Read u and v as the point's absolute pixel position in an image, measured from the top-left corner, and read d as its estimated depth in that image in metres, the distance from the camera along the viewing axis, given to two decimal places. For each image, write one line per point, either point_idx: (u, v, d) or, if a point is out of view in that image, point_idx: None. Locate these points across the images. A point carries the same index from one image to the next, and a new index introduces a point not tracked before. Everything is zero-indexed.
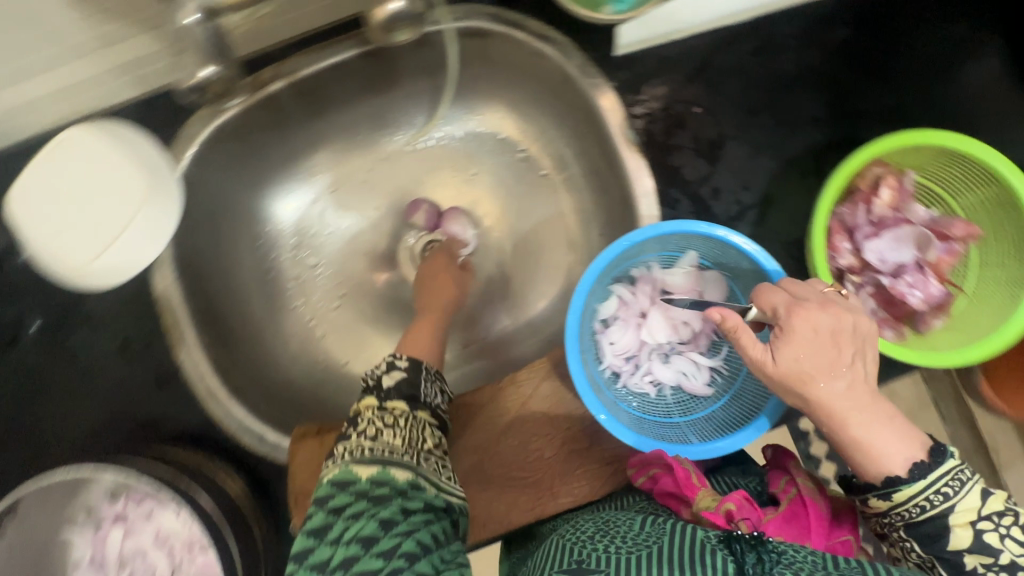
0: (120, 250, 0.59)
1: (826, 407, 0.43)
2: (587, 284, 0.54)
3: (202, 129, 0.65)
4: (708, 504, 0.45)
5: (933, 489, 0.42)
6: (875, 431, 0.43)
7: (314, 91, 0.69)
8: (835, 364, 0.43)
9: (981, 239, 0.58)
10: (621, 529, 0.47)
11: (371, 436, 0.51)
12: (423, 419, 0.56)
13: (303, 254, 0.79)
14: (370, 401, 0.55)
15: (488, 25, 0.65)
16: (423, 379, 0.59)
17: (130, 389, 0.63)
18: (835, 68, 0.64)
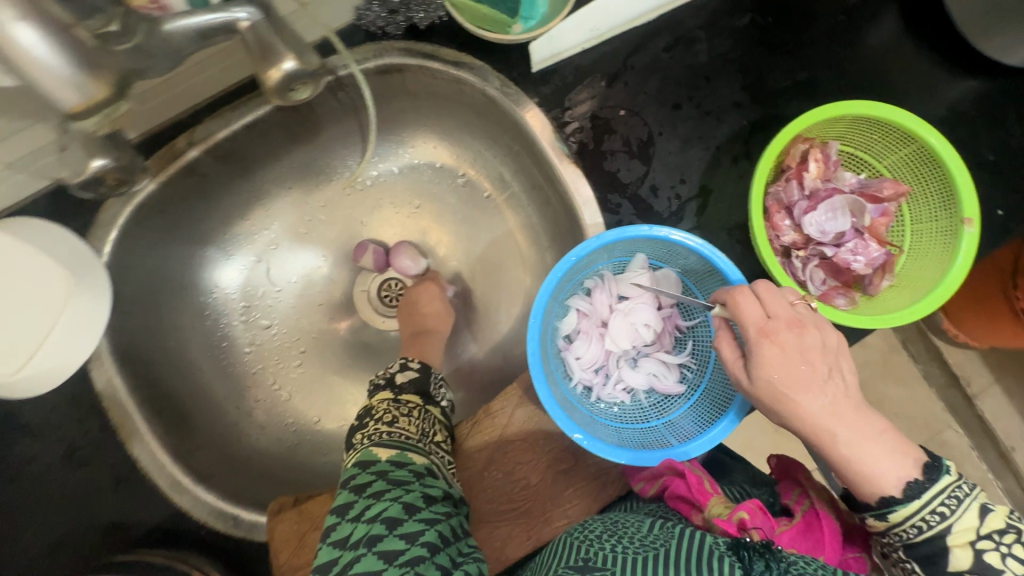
0: (53, 351, 0.56)
1: (804, 422, 0.42)
2: (541, 306, 0.54)
3: (121, 210, 0.62)
4: (720, 513, 0.47)
5: (927, 508, 0.39)
6: (865, 448, 0.40)
7: (235, 151, 0.67)
8: (811, 381, 0.41)
9: (911, 195, 0.59)
10: (630, 531, 0.48)
11: (389, 423, 0.56)
12: (433, 414, 0.61)
13: (253, 318, 0.76)
14: (384, 394, 0.60)
15: (402, 59, 0.63)
16: (432, 381, 0.64)
17: (85, 497, 0.59)
18: (747, 52, 0.66)
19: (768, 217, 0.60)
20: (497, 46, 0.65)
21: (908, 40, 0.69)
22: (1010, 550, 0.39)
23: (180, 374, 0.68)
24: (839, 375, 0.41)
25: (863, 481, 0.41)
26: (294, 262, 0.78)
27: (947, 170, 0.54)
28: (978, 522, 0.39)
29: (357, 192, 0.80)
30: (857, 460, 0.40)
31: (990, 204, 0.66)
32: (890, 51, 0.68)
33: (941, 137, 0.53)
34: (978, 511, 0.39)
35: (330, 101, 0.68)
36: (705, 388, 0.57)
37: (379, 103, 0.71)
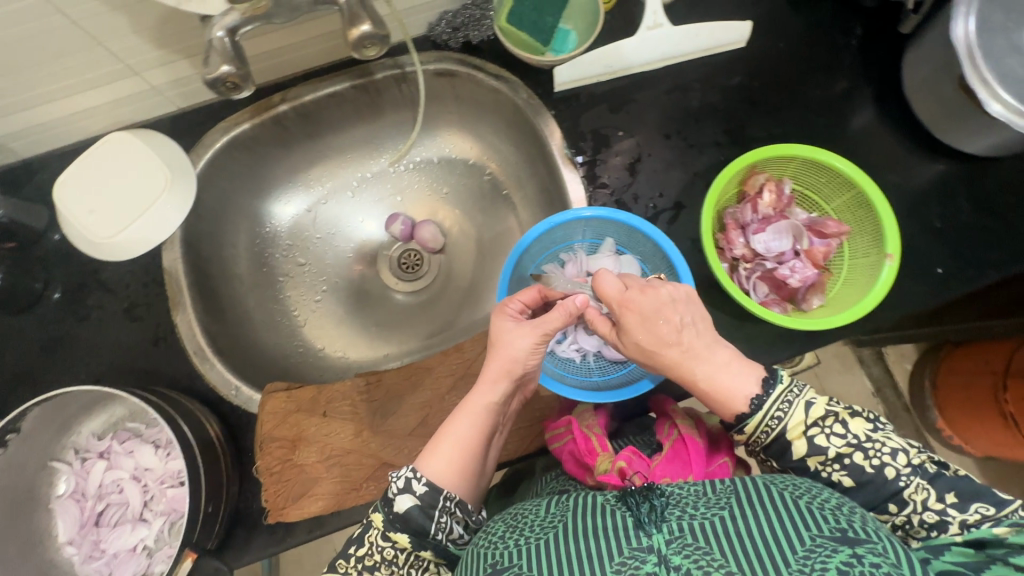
0: (141, 224, 0.72)
1: (671, 369, 0.57)
2: (516, 258, 0.66)
3: (220, 138, 0.80)
4: (605, 467, 0.55)
5: (767, 415, 0.52)
6: (717, 378, 0.55)
7: (314, 114, 0.85)
8: (668, 335, 0.56)
9: (851, 235, 0.69)
10: (529, 517, 0.52)
11: (367, 565, 0.55)
12: (425, 558, 0.55)
13: (294, 253, 0.92)
14: (377, 518, 0.55)
15: (455, 66, 0.81)
16: (439, 509, 0.54)
17: (132, 346, 0.73)
18: (732, 104, 0.80)
19: (725, 232, 0.70)
20: (531, 69, 0.82)
21: (875, 119, 0.81)
22: (832, 429, 0.52)
23: (224, 277, 0.83)
24: (688, 325, 0.56)
25: (720, 406, 0.55)
26: (336, 216, 0.94)
27: (876, 212, 0.65)
28: (806, 415, 0.52)
29: (400, 171, 0.96)
30: (716, 388, 0.55)
31: (931, 262, 0.75)
32: (858, 125, 0.81)
33: (873, 184, 0.65)
34: (806, 406, 0.52)
35: (393, 90, 0.85)
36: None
37: (432, 100, 0.88)
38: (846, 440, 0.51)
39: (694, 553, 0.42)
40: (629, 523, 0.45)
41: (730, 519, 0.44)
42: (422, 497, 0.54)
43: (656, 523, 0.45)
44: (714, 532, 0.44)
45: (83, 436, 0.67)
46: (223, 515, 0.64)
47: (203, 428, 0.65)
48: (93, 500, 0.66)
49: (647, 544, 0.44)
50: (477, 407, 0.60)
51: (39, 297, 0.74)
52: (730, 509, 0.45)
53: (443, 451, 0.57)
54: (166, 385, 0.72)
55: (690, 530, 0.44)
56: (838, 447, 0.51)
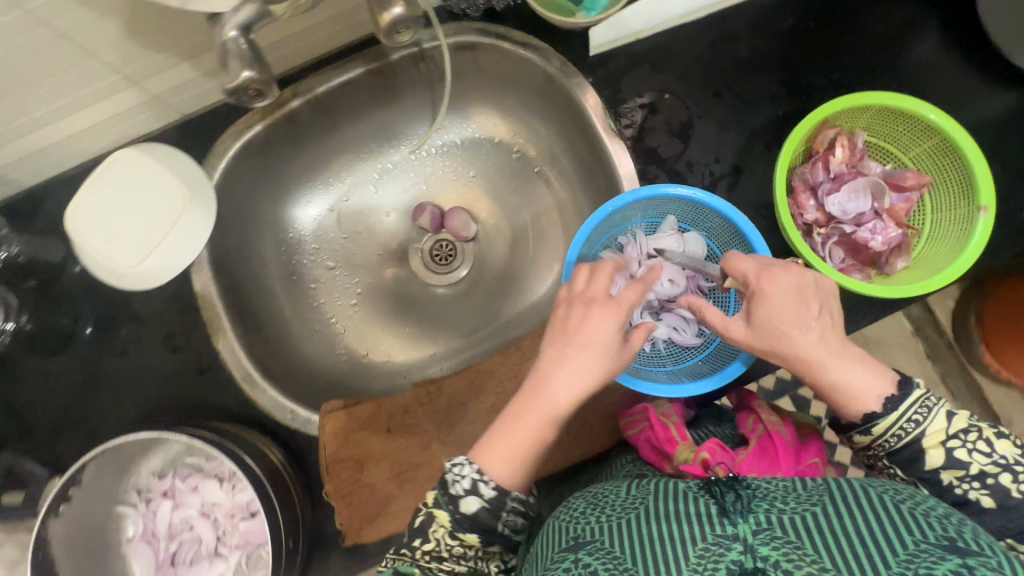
0: (165, 251, 0.68)
1: (798, 360, 0.49)
2: (578, 246, 0.61)
3: (232, 145, 0.74)
4: (687, 457, 0.53)
5: (903, 417, 0.46)
6: (850, 373, 0.48)
7: (329, 107, 0.78)
8: (805, 319, 0.49)
9: (932, 186, 0.63)
10: (608, 496, 0.47)
11: (438, 560, 0.49)
12: (493, 554, 0.50)
13: (323, 257, 0.87)
14: (441, 518, 0.48)
15: (478, 39, 0.74)
16: (507, 507, 0.48)
17: (175, 377, 0.70)
18: (786, 51, 0.72)
19: (793, 195, 0.65)
20: (562, 33, 0.74)
21: (943, 50, 0.73)
22: (976, 445, 0.45)
23: (257, 293, 0.79)
24: (827, 316, 0.49)
25: (852, 405, 0.48)
26: (362, 213, 0.89)
27: (966, 158, 0.59)
28: (947, 424, 0.46)
29: (422, 157, 0.90)
30: (846, 384, 0.48)
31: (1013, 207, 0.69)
32: (925, 60, 0.73)
33: (961, 131, 0.59)
34: (946, 415, 0.46)
35: (411, 71, 0.78)
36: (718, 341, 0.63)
37: (453, 76, 0.81)
38: (993, 458, 0.45)
39: (783, 546, 0.37)
40: (713, 510, 0.41)
41: (828, 516, 0.38)
42: (492, 496, 0.48)
43: (741, 511, 0.40)
44: (805, 526, 0.38)
45: (144, 476, 0.65)
46: (302, 543, 0.62)
47: (267, 458, 0.62)
48: (165, 540, 0.64)
49: (732, 532, 0.39)
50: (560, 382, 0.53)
51: (71, 335, 0.70)
52: (824, 505, 0.40)
53: (503, 450, 0.50)
54: (218, 415, 0.69)
55: (779, 524, 0.39)
56: (985, 465, 0.45)
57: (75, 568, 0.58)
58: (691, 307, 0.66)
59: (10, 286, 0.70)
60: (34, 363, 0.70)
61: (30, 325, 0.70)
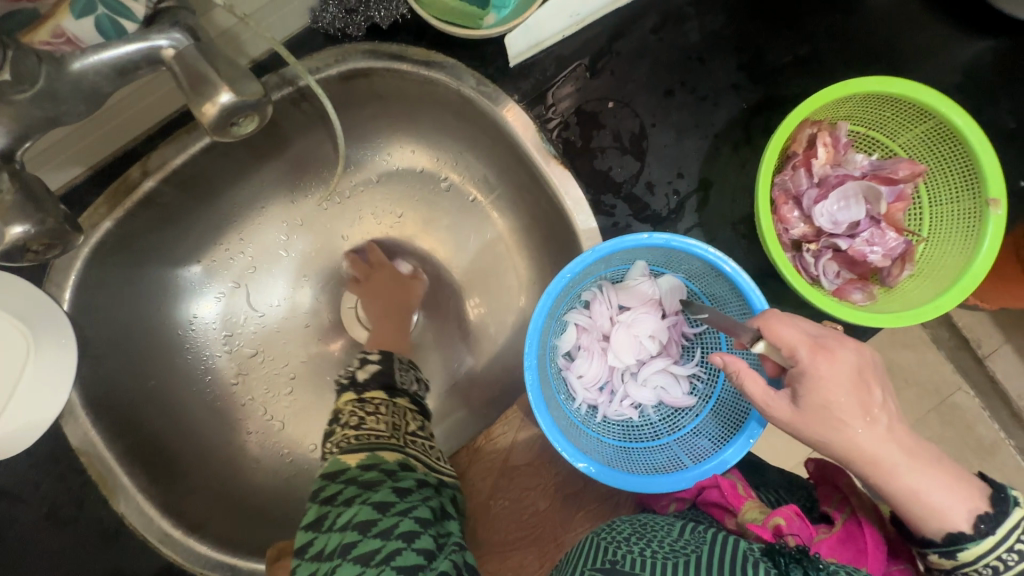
0: (25, 407, 0.53)
1: (858, 456, 0.40)
2: (537, 327, 0.50)
3: (76, 253, 0.57)
4: (755, 517, 0.46)
5: (1005, 545, 0.37)
6: (926, 480, 0.39)
7: (197, 177, 0.62)
8: (869, 408, 0.39)
9: (927, 175, 0.55)
10: (659, 536, 0.45)
11: (355, 425, 0.54)
12: (403, 405, 0.57)
13: (239, 346, 0.71)
14: (348, 395, 0.57)
15: (364, 64, 0.58)
16: (397, 368, 0.61)
17: (75, 555, 0.57)
18: (742, 27, 0.60)
19: (775, 209, 0.55)
20: (470, 43, 0.59)
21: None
22: None
23: (162, 418, 0.65)
24: (890, 403, 0.40)
25: (926, 516, 0.39)
26: (274, 287, 0.73)
27: (968, 145, 0.50)
28: None
29: (333, 207, 0.74)
30: (924, 492, 0.39)
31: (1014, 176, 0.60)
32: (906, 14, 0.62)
33: (965, 115, 0.49)
34: None
35: (290, 116, 0.62)
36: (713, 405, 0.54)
37: (347, 110, 0.65)
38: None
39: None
40: None
41: None
42: (379, 364, 0.60)
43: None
44: None
45: None
46: None
47: None
48: None
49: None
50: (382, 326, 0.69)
51: None
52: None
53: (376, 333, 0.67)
54: None
55: None
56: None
57: None
58: (678, 360, 0.56)
59: None
60: None
61: None
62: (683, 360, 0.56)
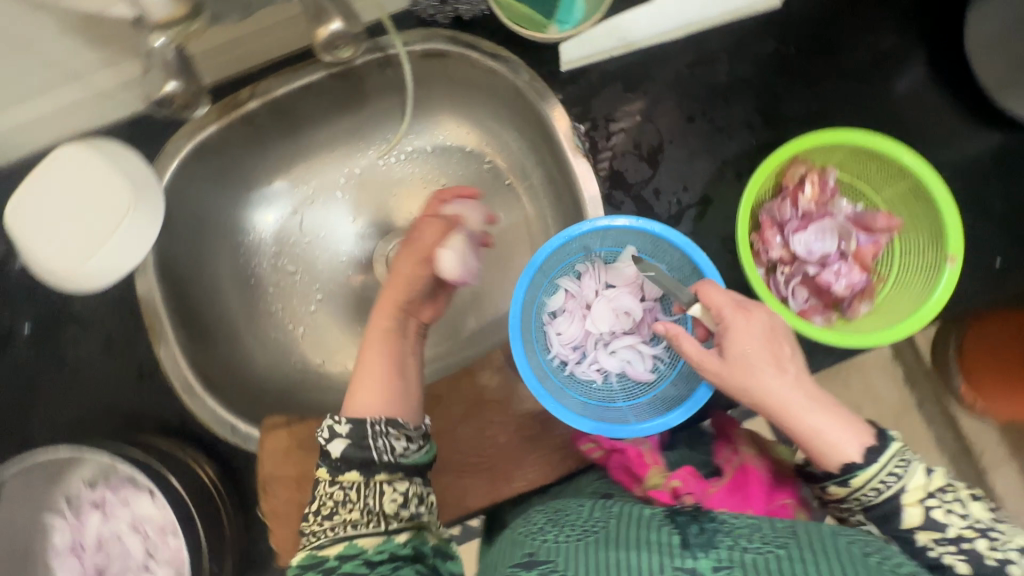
0: (111, 251, 0.64)
1: (770, 402, 0.47)
2: (528, 276, 0.58)
3: (185, 145, 0.71)
4: (657, 483, 0.54)
5: (884, 470, 0.44)
6: (824, 416, 0.46)
7: (289, 109, 0.75)
8: (780, 359, 0.47)
9: (902, 229, 0.61)
10: (570, 518, 0.49)
11: (328, 515, 0.48)
12: (380, 481, 0.49)
13: (283, 262, 0.83)
14: (320, 474, 0.49)
15: (446, 46, 0.70)
16: (370, 434, 0.50)
17: (114, 384, 0.68)
18: (766, 77, 0.69)
19: (759, 231, 0.63)
20: (533, 46, 0.71)
21: (933, 87, 0.70)
22: (953, 506, 0.44)
23: (208, 299, 0.76)
24: (798, 359, 0.48)
25: (825, 453, 0.45)
26: (326, 219, 0.85)
27: (937, 205, 0.57)
28: (925, 481, 0.45)
29: (391, 163, 0.85)
30: (824, 431, 0.45)
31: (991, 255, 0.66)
32: (916, 97, 0.70)
33: (935, 176, 0.56)
34: (924, 472, 0.45)
35: (376, 77, 0.75)
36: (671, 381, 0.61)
37: (423, 83, 0.77)
38: (970, 521, 0.43)
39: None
40: (675, 541, 0.43)
41: (790, 562, 0.39)
42: (348, 436, 0.50)
43: (705, 546, 0.41)
44: (769, 569, 0.39)
45: (73, 486, 0.62)
46: (229, 564, 0.60)
47: (193, 474, 0.60)
48: (93, 549, 0.63)
49: (692, 565, 0.40)
50: (377, 344, 0.61)
51: (8, 336, 0.68)
52: (789, 549, 0.41)
53: (364, 385, 0.56)
54: (156, 424, 0.67)
55: (740, 561, 0.40)
56: (960, 528, 0.43)
57: None
58: (647, 341, 0.64)
59: None
60: None
61: None
62: (652, 342, 0.63)
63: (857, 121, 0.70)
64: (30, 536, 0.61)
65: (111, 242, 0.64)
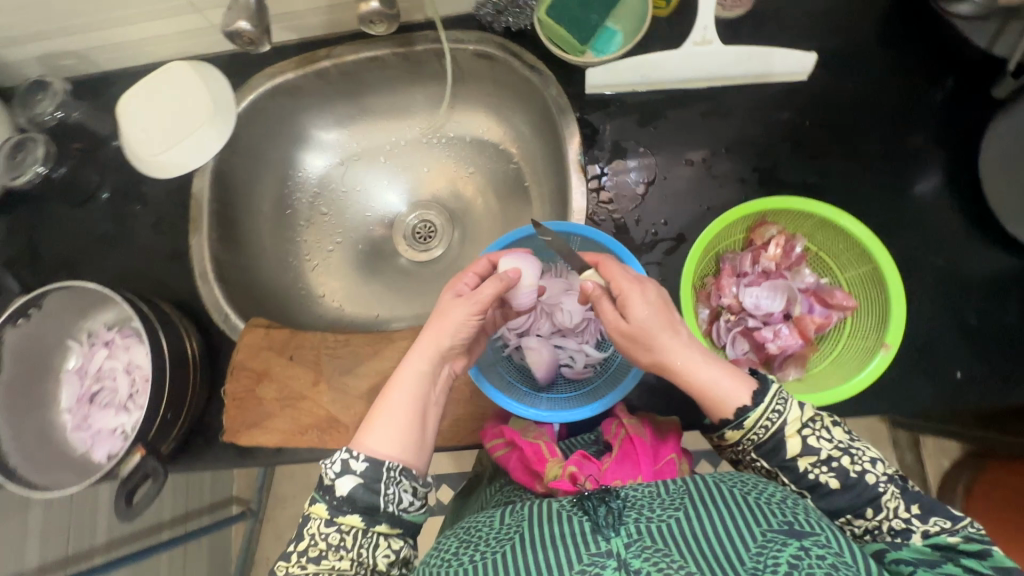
0: (187, 146, 0.77)
1: (668, 358, 0.57)
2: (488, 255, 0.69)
3: (265, 83, 0.85)
4: (557, 474, 0.58)
5: (768, 409, 0.53)
6: (716, 372, 0.56)
7: (356, 75, 0.87)
8: (673, 324, 0.57)
9: (857, 310, 0.63)
10: (483, 531, 0.49)
11: (315, 558, 0.52)
12: (377, 534, 0.53)
13: (320, 202, 0.96)
14: (319, 509, 0.53)
15: (494, 51, 0.80)
16: (382, 484, 0.53)
17: (153, 256, 0.82)
18: (773, 143, 0.73)
19: (718, 276, 0.66)
20: (568, 67, 0.79)
21: (942, 189, 0.71)
22: (822, 433, 0.53)
23: (247, 212, 0.89)
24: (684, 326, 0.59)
25: (720, 401, 0.55)
26: (364, 175, 0.97)
27: (889, 293, 0.59)
28: (800, 414, 0.53)
29: (430, 143, 0.96)
30: (716, 382, 0.55)
31: (949, 363, 0.66)
32: (921, 195, 0.71)
33: (890, 262, 0.58)
34: (799, 405, 0.54)
35: (433, 64, 0.86)
36: (595, 385, 0.72)
37: (471, 79, 0.87)
38: (835, 444, 0.52)
39: (652, 555, 0.41)
40: (586, 528, 0.44)
41: (688, 521, 0.44)
42: (361, 475, 0.53)
43: (614, 526, 0.44)
44: (672, 533, 0.43)
45: (97, 324, 0.76)
46: (183, 424, 0.70)
47: (181, 342, 0.70)
48: (92, 378, 0.75)
49: (606, 549, 0.42)
50: (405, 382, 0.60)
51: (89, 196, 0.84)
52: (686, 510, 0.45)
53: (384, 426, 0.57)
54: (172, 297, 0.80)
55: (648, 533, 0.43)
56: (829, 449, 0.52)
57: (15, 373, 0.70)
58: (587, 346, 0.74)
59: (60, 142, 0.84)
60: (55, 208, 0.84)
61: (62, 175, 0.83)
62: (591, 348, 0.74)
63: (852, 203, 0.72)
64: (51, 353, 0.74)
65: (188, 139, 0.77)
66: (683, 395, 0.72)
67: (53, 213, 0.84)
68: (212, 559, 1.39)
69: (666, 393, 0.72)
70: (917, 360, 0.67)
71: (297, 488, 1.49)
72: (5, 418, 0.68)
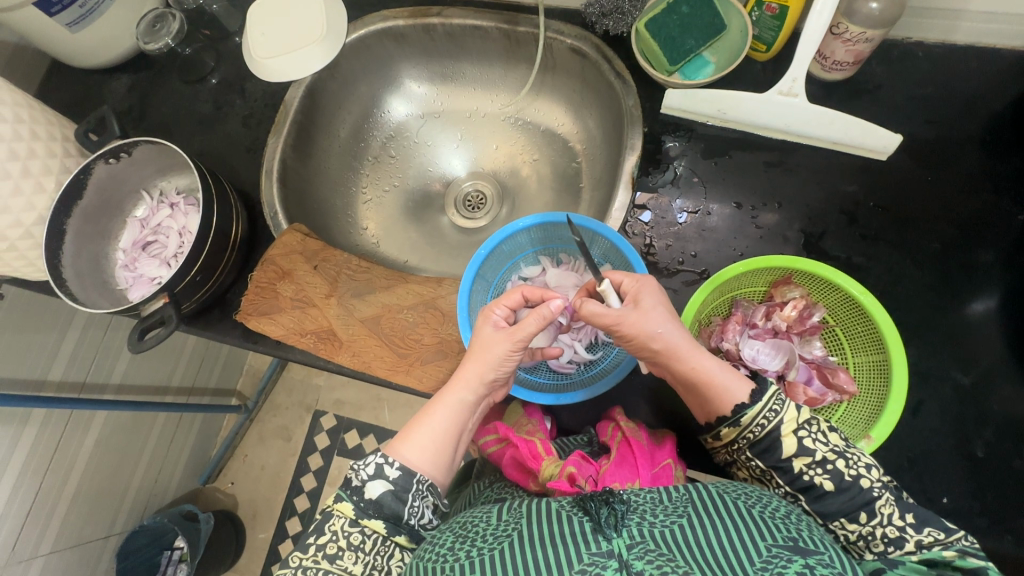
0: (295, 57, 0.81)
1: (673, 357, 0.58)
2: (513, 228, 0.74)
3: (376, 23, 0.91)
4: (554, 475, 0.61)
5: (764, 408, 0.55)
6: (716, 368, 0.58)
7: (459, 38, 0.92)
8: (671, 322, 0.59)
9: (855, 397, 0.66)
10: (478, 527, 0.52)
11: (330, 557, 0.55)
12: (394, 545, 0.56)
13: (391, 145, 1.03)
14: (344, 508, 0.57)
15: (588, 50, 0.83)
16: (411, 493, 0.57)
17: (236, 143, 0.91)
18: (829, 212, 0.72)
19: (726, 321, 0.69)
20: (653, 83, 0.80)
21: (991, 311, 0.68)
22: (817, 436, 0.55)
23: (326, 132, 0.96)
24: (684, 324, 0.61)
25: (723, 398, 0.57)
26: (436, 134, 1.03)
27: (894, 385, 0.60)
28: (796, 415, 0.55)
29: (506, 121, 1.00)
30: (718, 379, 0.57)
31: (937, 484, 0.63)
32: (968, 311, 0.68)
33: (901, 357, 0.60)
34: (795, 408, 0.55)
35: (531, 48, 0.89)
36: (574, 382, 0.76)
37: (562, 73, 0.90)
38: (830, 447, 0.54)
39: (655, 557, 0.42)
40: (585, 526, 0.46)
41: (689, 529, 0.45)
42: (391, 481, 0.57)
43: (616, 528, 0.45)
44: (673, 540, 0.45)
45: (171, 186, 0.87)
46: (208, 290, 0.78)
47: (228, 222, 0.77)
48: (148, 230, 0.84)
49: (607, 550, 0.44)
50: (445, 405, 0.62)
51: (201, 77, 0.94)
52: (688, 518, 0.47)
53: (420, 439, 0.61)
54: (239, 182, 0.89)
55: (651, 538, 0.45)
56: (824, 451, 0.54)
57: (93, 203, 0.80)
58: (582, 346, 0.78)
59: (192, 25, 0.94)
60: (171, 80, 0.94)
61: (186, 54, 0.94)
62: (586, 349, 0.78)
63: (891, 296, 0.70)
64: (123, 196, 0.84)
65: (299, 52, 0.81)
66: (659, 422, 0.72)
67: (169, 84, 0.94)
68: (197, 438, 1.49)
69: (644, 417, 0.73)
70: (905, 468, 0.64)
71: (291, 402, 1.58)
72: (72, 237, 0.78)
